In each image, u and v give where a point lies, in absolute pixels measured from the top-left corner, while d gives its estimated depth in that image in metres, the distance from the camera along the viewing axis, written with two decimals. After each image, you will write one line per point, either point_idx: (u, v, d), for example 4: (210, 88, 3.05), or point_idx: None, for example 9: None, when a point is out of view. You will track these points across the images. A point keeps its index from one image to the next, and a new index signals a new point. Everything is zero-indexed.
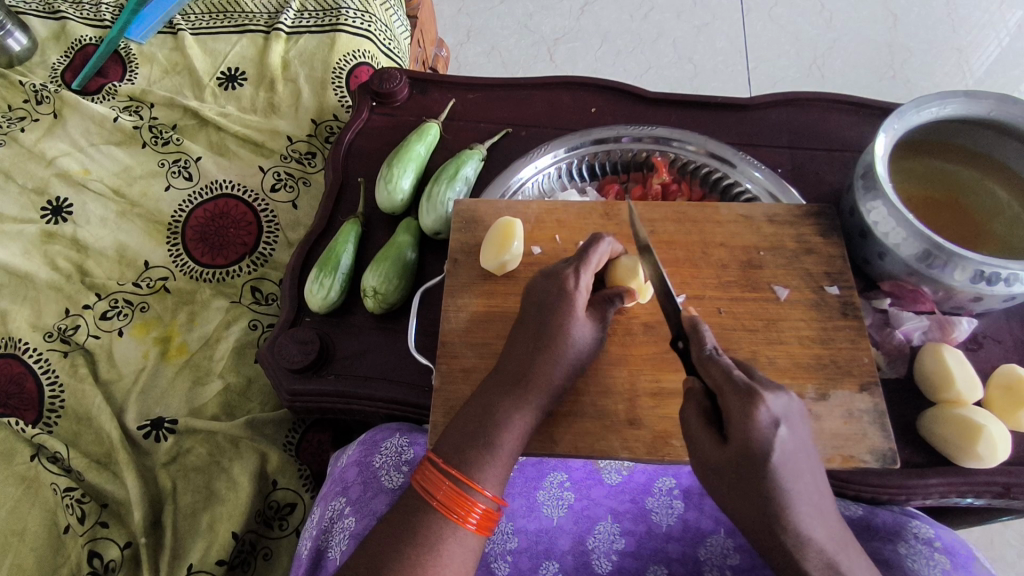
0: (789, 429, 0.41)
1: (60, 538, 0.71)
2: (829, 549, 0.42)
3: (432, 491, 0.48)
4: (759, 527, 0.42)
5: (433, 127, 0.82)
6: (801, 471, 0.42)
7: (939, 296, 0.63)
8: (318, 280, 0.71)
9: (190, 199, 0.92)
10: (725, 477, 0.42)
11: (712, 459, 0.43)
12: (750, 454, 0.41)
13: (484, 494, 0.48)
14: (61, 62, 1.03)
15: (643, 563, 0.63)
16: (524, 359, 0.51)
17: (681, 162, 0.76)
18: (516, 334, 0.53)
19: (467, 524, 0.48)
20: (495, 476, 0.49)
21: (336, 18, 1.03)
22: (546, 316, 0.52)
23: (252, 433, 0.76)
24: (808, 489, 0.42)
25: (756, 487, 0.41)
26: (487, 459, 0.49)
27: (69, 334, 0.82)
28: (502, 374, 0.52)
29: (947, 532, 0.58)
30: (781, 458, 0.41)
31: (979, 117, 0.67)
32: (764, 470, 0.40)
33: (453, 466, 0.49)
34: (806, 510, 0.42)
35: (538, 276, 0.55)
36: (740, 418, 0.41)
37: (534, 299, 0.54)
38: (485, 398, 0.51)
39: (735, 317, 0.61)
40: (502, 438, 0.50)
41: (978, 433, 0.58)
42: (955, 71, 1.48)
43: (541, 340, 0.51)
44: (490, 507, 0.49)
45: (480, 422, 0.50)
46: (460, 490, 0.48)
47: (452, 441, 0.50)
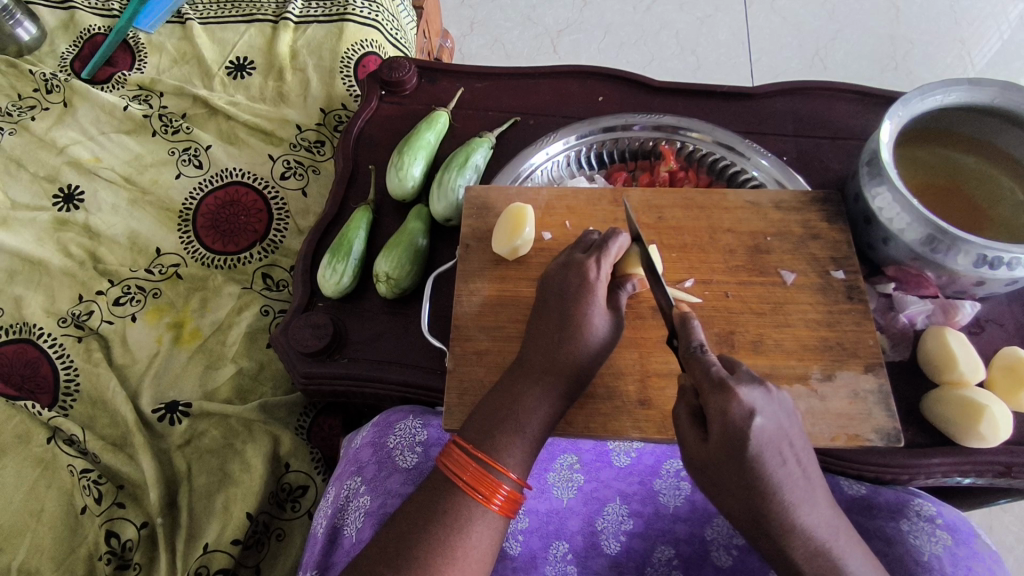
0: (767, 419, 0.42)
1: (78, 519, 0.72)
2: (822, 539, 0.44)
3: (458, 472, 0.50)
4: (752, 520, 0.43)
5: (442, 116, 0.83)
6: (783, 458, 0.43)
7: (943, 280, 0.65)
8: (331, 266, 0.72)
9: (201, 187, 0.93)
10: (711, 468, 0.44)
11: (695, 452, 0.44)
12: (730, 447, 0.42)
13: (509, 476, 0.49)
14: (70, 51, 1.03)
15: (650, 543, 0.65)
16: (549, 347, 0.52)
17: (689, 149, 0.77)
18: (538, 321, 0.54)
19: (491, 505, 0.49)
20: (519, 459, 0.50)
21: (344, 7, 1.03)
22: (567, 304, 0.53)
23: (265, 416, 0.77)
24: (792, 475, 0.43)
25: (741, 480, 0.42)
26: (513, 443, 0.50)
27: (82, 319, 0.83)
28: (527, 361, 0.53)
29: (948, 510, 0.59)
30: (760, 448, 0.42)
31: (982, 105, 0.69)
32: (744, 460, 0.42)
33: (478, 449, 0.50)
34: (790, 496, 0.43)
35: (556, 265, 0.56)
36: (718, 413, 0.42)
37: (555, 288, 0.54)
38: (510, 383, 0.53)
39: (742, 301, 0.62)
40: (527, 422, 0.51)
41: (982, 413, 0.59)
42: (956, 63, 1.49)
43: (565, 328, 0.52)
44: (513, 489, 0.50)
45: (505, 407, 0.51)
46: (486, 472, 0.49)
47: (478, 426, 0.51)
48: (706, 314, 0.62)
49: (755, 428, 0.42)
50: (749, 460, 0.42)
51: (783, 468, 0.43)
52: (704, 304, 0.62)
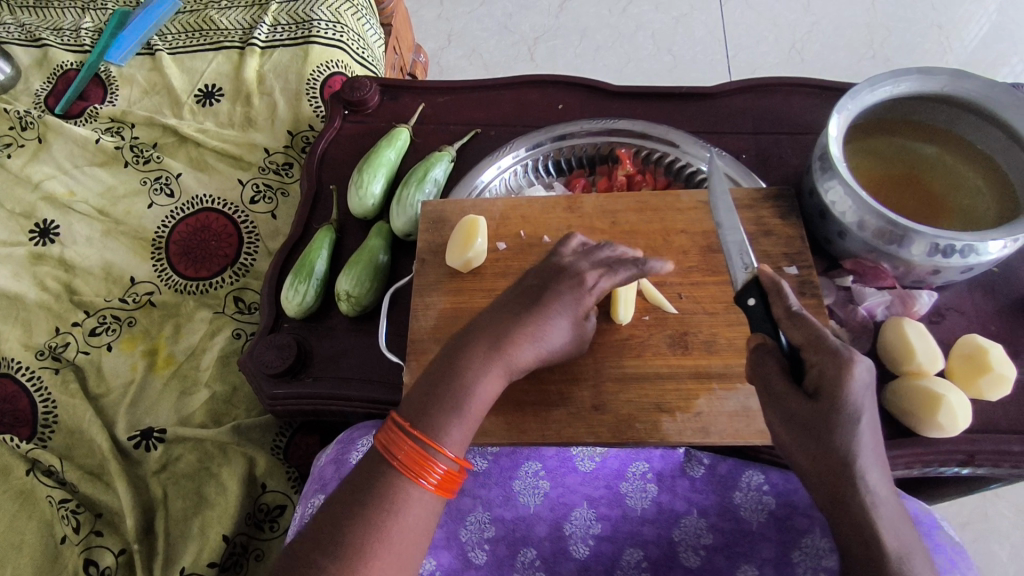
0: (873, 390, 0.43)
1: (58, 548, 0.73)
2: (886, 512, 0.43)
3: (394, 450, 0.48)
4: (831, 480, 0.43)
5: (402, 133, 0.84)
6: (873, 430, 0.43)
7: (899, 271, 0.65)
8: (293, 286, 0.73)
9: (173, 215, 0.94)
10: (806, 428, 0.43)
11: (798, 412, 0.44)
12: (835, 412, 0.42)
13: (444, 455, 0.48)
14: (44, 88, 1.06)
15: (618, 547, 0.65)
16: (506, 329, 0.53)
17: (645, 153, 0.78)
18: (503, 305, 0.56)
19: (426, 485, 0.48)
20: (457, 438, 0.49)
21: (309, 30, 1.05)
22: (542, 293, 0.55)
23: (239, 438, 0.78)
24: (875, 448, 0.43)
25: (835, 445, 0.42)
26: (452, 422, 0.49)
27: (59, 351, 0.84)
28: (475, 339, 0.53)
29: (911, 501, 0.59)
30: (862, 412, 0.42)
31: (933, 93, 0.68)
32: (841, 424, 0.42)
33: (415, 426, 0.49)
34: (870, 464, 0.43)
35: (552, 262, 0.57)
36: (833, 374, 0.42)
37: (539, 281, 0.56)
38: (455, 360, 0.52)
39: (695, 301, 0.63)
40: (468, 402, 0.50)
41: (939, 402, 0.59)
42: (935, 48, 1.48)
43: (530, 317, 0.53)
44: (449, 469, 0.49)
45: (447, 385, 0.51)
46: (422, 450, 0.48)
47: (416, 402, 0.50)
48: (659, 317, 0.62)
49: (868, 394, 0.42)
50: (848, 422, 0.42)
51: (871, 432, 0.43)
52: (657, 307, 0.63)
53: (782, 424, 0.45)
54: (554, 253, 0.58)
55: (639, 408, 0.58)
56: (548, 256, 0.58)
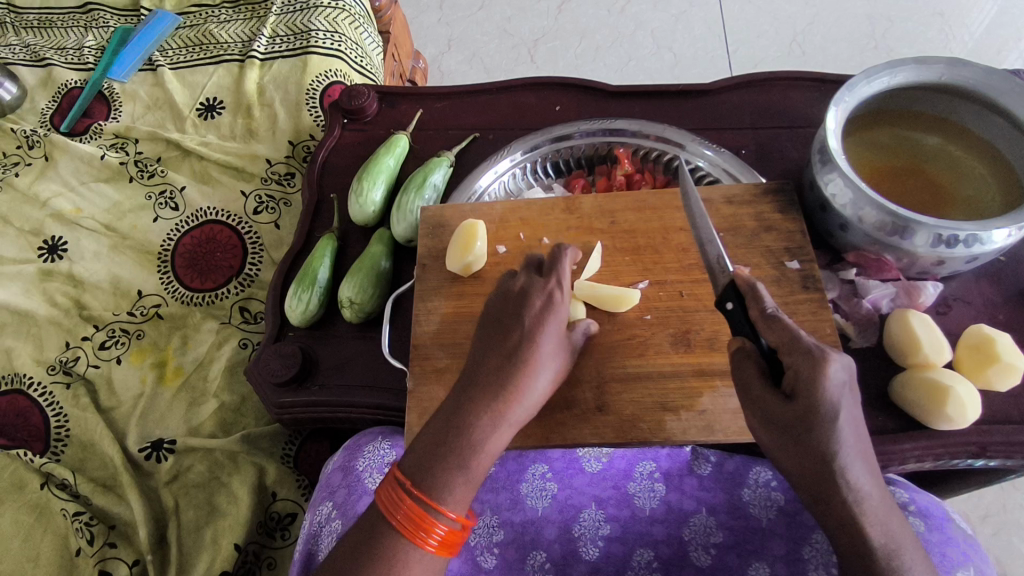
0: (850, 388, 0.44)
1: (73, 560, 0.74)
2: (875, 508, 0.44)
3: (393, 512, 0.48)
4: (814, 479, 0.44)
5: (401, 139, 0.84)
6: (855, 428, 0.44)
7: (903, 262, 0.64)
8: (297, 295, 0.74)
9: (178, 228, 0.95)
10: (789, 428, 0.44)
11: (776, 413, 0.45)
12: (811, 411, 0.43)
13: (447, 515, 0.48)
14: (49, 106, 1.07)
15: (629, 547, 0.64)
16: (500, 375, 0.51)
17: (643, 151, 0.78)
18: (489, 345, 0.54)
19: (428, 545, 0.48)
20: (460, 496, 0.48)
21: (307, 40, 1.06)
22: (524, 328, 0.53)
23: (248, 447, 0.79)
24: (859, 447, 0.44)
25: (814, 445, 0.43)
26: (459, 481, 0.48)
27: (70, 366, 0.85)
28: (473, 389, 0.51)
29: (921, 495, 0.58)
30: (841, 411, 0.43)
31: (931, 83, 0.68)
32: (818, 424, 0.43)
33: (419, 486, 0.48)
34: (854, 462, 0.44)
35: (514, 289, 0.56)
36: (807, 376, 0.44)
37: (511, 312, 0.54)
38: (455, 413, 0.50)
39: (697, 299, 0.62)
40: (474, 458, 0.49)
41: (947, 395, 0.59)
42: (939, 37, 1.47)
43: (518, 355, 0.52)
44: (451, 526, 0.48)
45: (451, 441, 0.49)
46: (425, 511, 0.47)
47: (418, 458, 0.49)
48: (661, 315, 0.62)
49: (845, 392, 0.43)
50: (826, 420, 0.43)
51: (853, 429, 0.44)
52: (659, 305, 0.63)
53: (764, 427, 0.46)
54: (511, 280, 0.57)
55: (643, 407, 0.58)
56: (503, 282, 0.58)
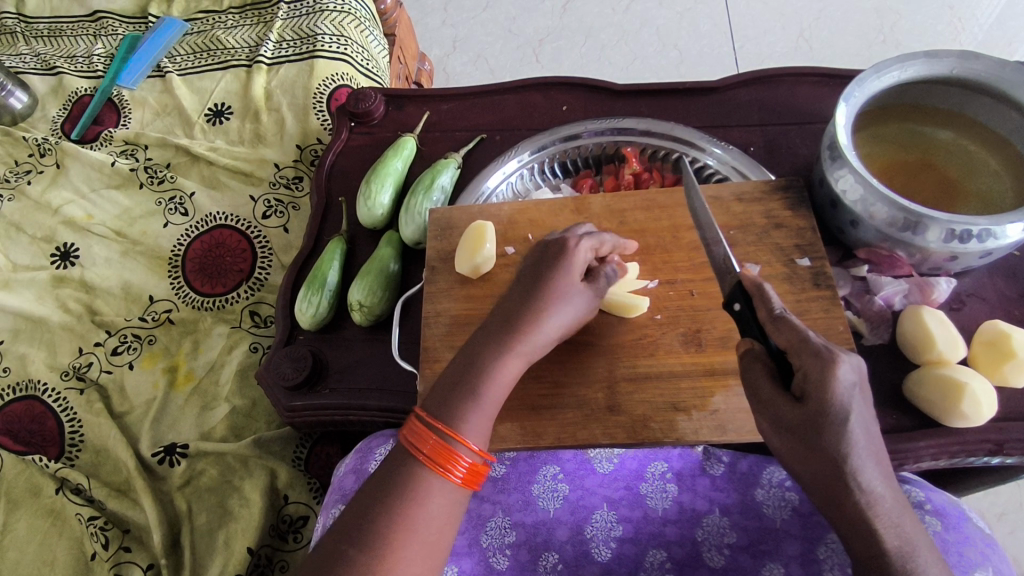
0: (860, 387, 0.44)
1: (88, 564, 0.74)
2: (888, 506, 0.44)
3: (419, 445, 0.49)
4: (824, 478, 0.44)
5: (408, 142, 0.84)
6: (866, 427, 0.44)
7: (916, 258, 0.64)
8: (306, 298, 0.74)
9: (188, 233, 0.96)
10: (799, 430, 0.44)
11: (788, 415, 0.45)
12: (823, 411, 0.43)
13: (468, 446, 0.49)
14: (60, 114, 1.08)
15: (642, 548, 0.64)
16: (514, 314, 0.54)
17: (651, 150, 0.78)
18: (511, 290, 0.56)
19: (452, 476, 0.49)
20: (478, 428, 0.51)
21: (314, 45, 1.06)
22: (539, 272, 0.55)
23: (260, 451, 0.79)
24: (870, 445, 0.44)
25: (826, 446, 0.44)
26: (473, 412, 0.51)
27: (83, 371, 0.86)
28: (489, 331, 0.54)
29: (937, 494, 0.57)
30: (851, 413, 0.43)
31: (942, 77, 0.67)
32: (832, 425, 0.43)
33: (440, 420, 0.50)
34: (864, 462, 0.44)
35: (541, 238, 0.58)
36: (817, 376, 0.43)
37: (535, 261, 0.56)
38: (471, 354, 0.53)
39: (708, 298, 0.62)
40: (487, 390, 0.51)
41: (962, 391, 0.58)
42: (949, 29, 1.46)
43: (534, 296, 0.54)
44: (473, 460, 0.50)
45: (466, 376, 0.52)
46: (446, 443, 0.49)
47: (437, 395, 0.52)
48: (672, 314, 0.62)
49: (855, 393, 0.43)
50: (836, 422, 0.43)
51: (864, 430, 0.44)
52: (669, 305, 0.62)
53: (773, 429, 0.47)
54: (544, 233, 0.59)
55: (654, 407, 0.58)
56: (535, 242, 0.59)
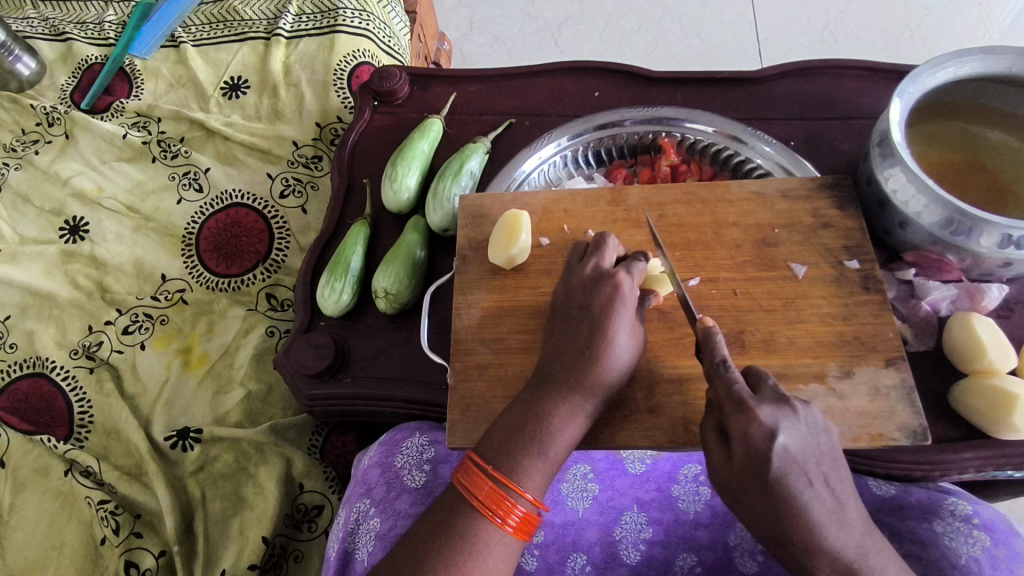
0: (792, 438, 0.43)
1: (98, 549, 0.72)
2: (850, 559, 0.43)
3: (474, 491, 0.49)
4: (772, 535, 0.44)
5: (435, 123, 0.81)
6: (809, 479, 0.43)
7: (966, 263, 0.61)
8: (329, 284, 0.71)
9: (202, 210, 0.93)
10: (735, 487, 0.44)
11: (721, 470, 0.45)
12: (753, 466, 0.42)
13: (525, 496, 0.48)
14: (69, 82, 1.04)
15: (671, 551, 0.63)
16: (573, 363, 0.52)
17: (690, 141, 0.75)
18: (561, 334, 0.54)
19: (506, 526, 0.49)
20: (539, 482, 0.49)
21: (335, 19, 1.02)
22: (595, 318, 0.52)
23: (276, 438, 0.77)
24: (819, 497, 0.43)
25: (765, 500, 0.43)
26: (538, 466, 0.49)
27: (93, 350, 0.83)
28: (548, 378, 0.52)
29: (986, 508, 0.56)
30: (785, 469, 0.42)
31: (999, 74, 0.65)
32: (767, 480, 0.42)
33: (496, 468, 0.49)
34: (818, 517, 0.43)
35: (582, 278, 0.54)
36: (739, 431, 0.43)
37: (581, 303, 0.53)
38: (532, 402, 0.52)
39: (752, 298, 0.60)
40: (552, 444, 0.50)
41: (1013, 403, 0.56)
42: (977, 26, 1.42)
43: (592, 346, 0.51)
44: (529, 510, 0.49)
45: (529, 427, 0.50)
46: (502, 491, 0.48)
47: (495, 442, 0.51)
48: (714, 314, 0.59)
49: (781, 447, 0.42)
50: (767, 479, 0.42)
51: (809, 481, 0.43)
52: (711, 304, 0.60)
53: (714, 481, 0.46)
54: (575, 270, 0.56)
55: (696, 410, 0.56)
56: (571, 269, 0.56)
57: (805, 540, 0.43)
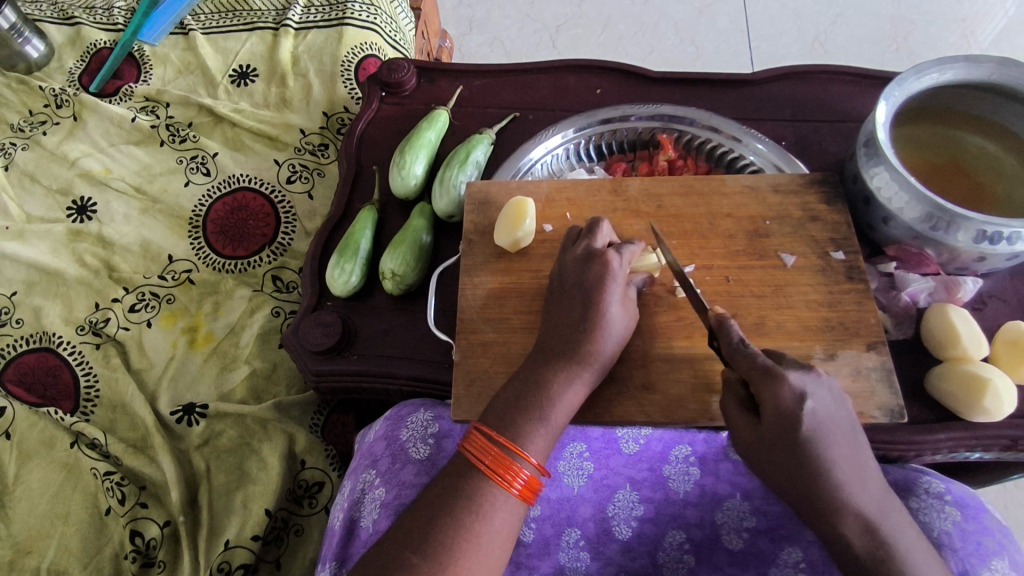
0: (817, 402, 0.46)
1: (103, 519, 0.74)
2: (872, 517, 0.46)
3: (480, 457, 0.52)
4: (801, 502, 0.47)
5: (441, 114, 0.84)
6: (834, 437, 0.46)
7: (943, 257, 0.65)
8: (338, 266, 0.74)
9: (209, 194, 0.95)
10: (763, 449, 0.47)
11: (748, 436, 0.48)
12: (785, 427, 0.45)
13: (529, 461, 0.51)
14: (78, 66, 1.06)
15: (661, 528, 0.66)
16: (570, 335, 0.55)
17: (687, 138, 0.78)
18: (558, 310, 0.57)
19: (512, 489, 0.51)
20: (541, 447, 0.52)
21: (343, 12, 1.05)
22: (589, 292, 0.55)
23: (279, 415, 0.79)
24: (844, 455, 0.46)
25: (794, 459, 0.46)
26: (539, 431, 0.52)
27: (100, 327, 0.85)
28: (548, 351, 0.55)
29: (956, 485, 0.59)
30: (812, 431, 0.45)
31: (978, 81, 0.68)
32: (797, 439, 0.45)
33: (501, 434, 0.52)
34: (843, 475, 0.46)
35: (575, 256, 0.58)
36: (769, 398, 0.46)
37: (575, 279, 0.56)
38: (533, 373, 0.54)
39: (743, 284, 0.63)
40: (552, 411, 0.53)
41: (985, 387, 0.59)
42: (960, 42, 1.47)
43: (587, 319, 0.54)
44: (533, 474, 0.52)
45: (530, 395, 0.53)
46: (508, 456, 0.51)
47: (499, 411, 0.53)
48: (707, 298, 0.63)
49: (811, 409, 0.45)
50: (796, 439, 0.45)
51: (838, 442, 0.46)
52: (705, 289, 0.63)
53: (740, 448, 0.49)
54: (568, 250, 0.59)
55: (689, 388, 0.59)
56: (566, 250, 0.60)
57: (835, 496, 0.46)
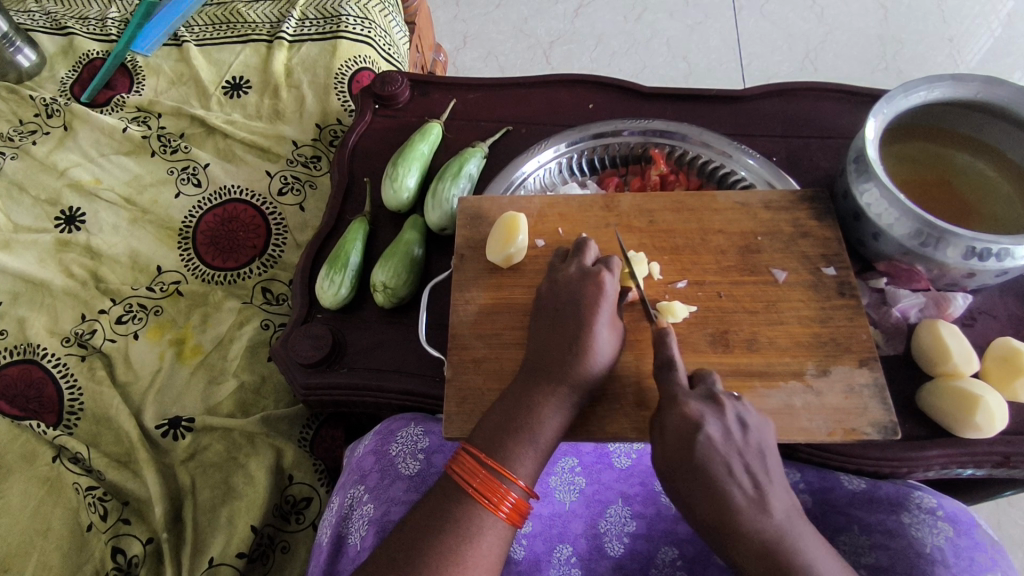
0: (716, 427, 0.47)
1: (84, 536, 0.72)
2: (774, 544, 0.44)
3: (469, 478, 0.51)
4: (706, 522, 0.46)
5: (435, 127, 0.84)
6: (733, 462, 0.46)
7: (934, 274, 0.65)
8: (329, 277, 0.73)
9: (200, 205, 0.94)
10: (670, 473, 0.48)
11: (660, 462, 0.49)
12: (680, 448, 0.47)
13: (517, 484, 0.51)
14: (69, 76, 1.06)
15: (654, 544, 0.65)
16: (559, 356, 0.54)
17: (678, 153, 0.79)
18: (548, 330, 0.56)
19: (500, 512, 0.50)
20: (530, 469, 0.52)
21: (337, 25, 1.05)
22: (579, 313, 0.55)
23: (267, 429, 0.78)
24: (743, 483, 0.46)
25: (691, 480, 0.46)
26: (528, 454, 0.52)
27: (86, 338, 0.84)
28: (538, 371, 0.55)
29: (949, 501, 0.59)
30: (705, 452, 0.46)
31: (965, 100, 0.69)
32: (692, 459, 0.46)
33: (489, 456, 0.51)
34: (745, 502, 0.45)
35: (568, 275, 0.58)
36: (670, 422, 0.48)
37: (567, 298, 0.56)
38: (523, 394, 0.54)
39: (735, 300, 0.63)
40: (541, 432, 0.52)
41: (977, 403, 0.59)
42: (948, 62, 1.50)
43: (578, 340, 0.54)
44: (521, 497, 0.51)
45: (519, 416, 0.53)
46: (496, 479, 0.50)
47: (488, 433, 0.53)
48: (700, 314, 0.63)
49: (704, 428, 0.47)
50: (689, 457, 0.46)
51: (741, 468, 0.46)
52: (697, 305, 0.63)
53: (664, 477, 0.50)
54: (559, 269, 0.59)
55: None
56: (556, 269, 0.60)
57: (729, 521, 0.45)
